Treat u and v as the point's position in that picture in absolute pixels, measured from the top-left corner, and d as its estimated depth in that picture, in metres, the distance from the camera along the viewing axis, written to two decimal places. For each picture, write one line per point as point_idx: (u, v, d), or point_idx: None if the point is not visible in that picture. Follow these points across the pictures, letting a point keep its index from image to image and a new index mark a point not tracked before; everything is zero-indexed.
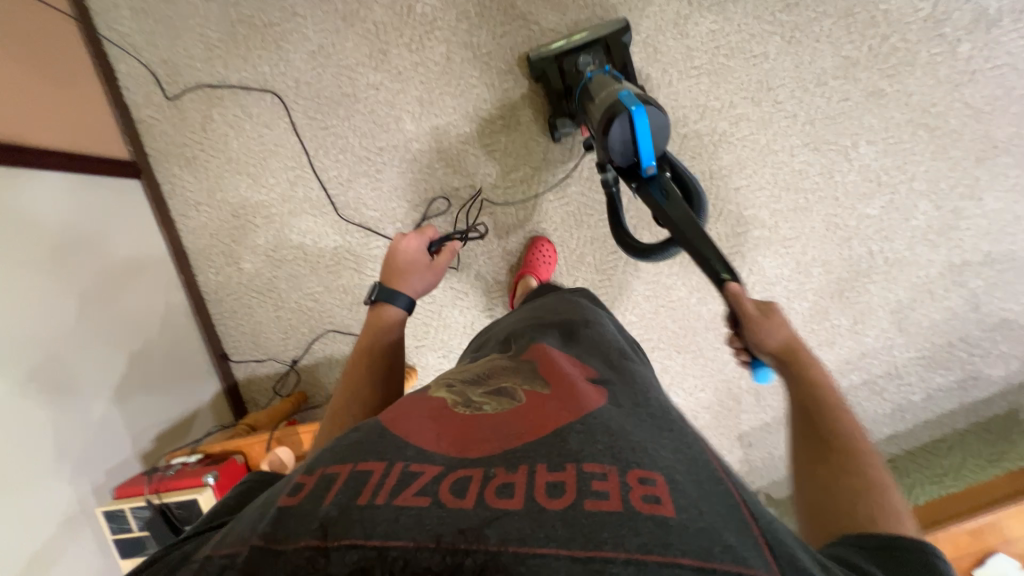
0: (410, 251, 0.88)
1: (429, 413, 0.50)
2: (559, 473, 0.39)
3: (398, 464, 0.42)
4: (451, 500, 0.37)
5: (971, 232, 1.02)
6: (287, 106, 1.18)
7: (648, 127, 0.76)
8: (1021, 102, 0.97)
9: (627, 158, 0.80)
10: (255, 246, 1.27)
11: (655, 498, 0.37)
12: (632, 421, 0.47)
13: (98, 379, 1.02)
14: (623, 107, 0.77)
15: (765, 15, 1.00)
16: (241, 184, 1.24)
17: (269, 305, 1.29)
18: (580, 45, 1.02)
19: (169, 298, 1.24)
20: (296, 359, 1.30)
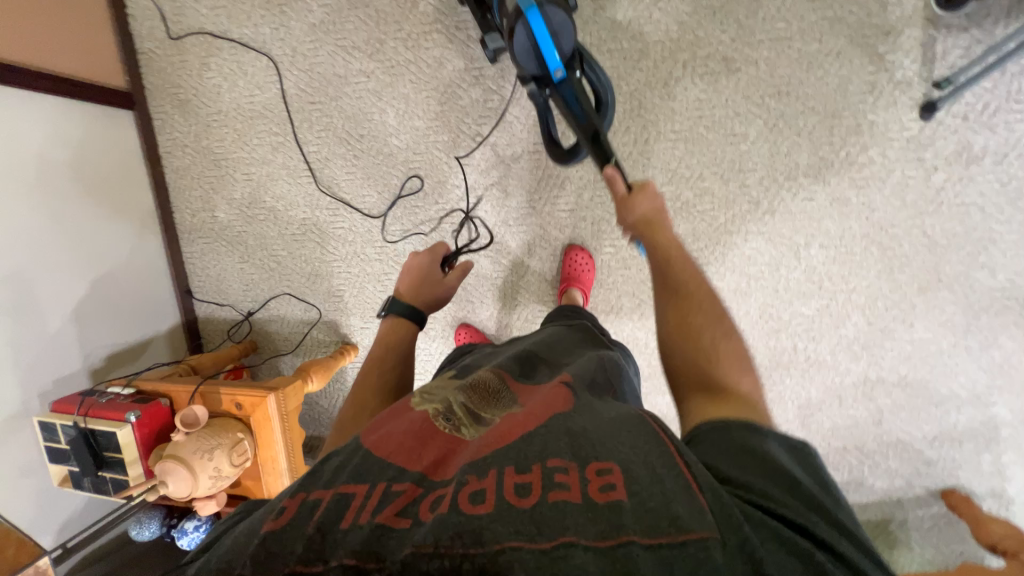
0: (423, 266, 0.94)
1: (407, 425, 0.52)
2: (527, 475, 0.43)
3: (380, 484, 0.45)
4: (429, 514, 0.41)
5: (894, 353, 1.05)
6: (281, 73, 1.20)
7: (545, 31, 0.78)
8: (978, 243, 0.97)
9: (532, 66, 0.84)
10: (231, 198, 1.32)
11: (610, 485, 0.42)
12: (594, 420, 0.52)
13: (56, 292, 1.11)
14: (522, 11, 0.77)
15: (753, 96, 0.99)
16: (226, 137, 1.28)
17: (236, 256, 1.36)
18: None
19: (144, 230, 1.32)
20: (252, 312, 1.39)
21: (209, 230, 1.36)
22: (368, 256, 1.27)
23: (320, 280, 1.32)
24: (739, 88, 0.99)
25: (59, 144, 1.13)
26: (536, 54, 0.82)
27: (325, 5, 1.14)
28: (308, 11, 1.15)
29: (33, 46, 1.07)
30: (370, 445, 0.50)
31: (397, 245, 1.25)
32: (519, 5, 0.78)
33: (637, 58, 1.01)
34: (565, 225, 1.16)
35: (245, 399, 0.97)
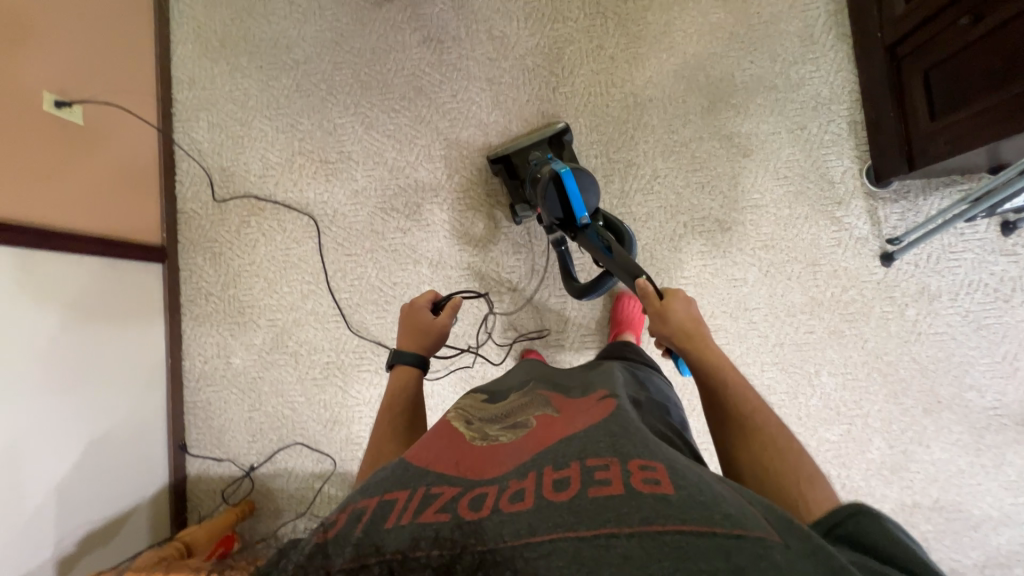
0: (413, 318, 0.92)
1: (446, 443, 0.56)
2: (565, 470, 0.46)
3: (420, 489, 0.47)
4: (468, 514, 0.42)
5: (920, 475, 1.10)
6: (320, 230, 1.31)
7: (572, 186, 0.97)
8: (960, 367, 1.10)
9: (562, 215, 1.01)
10: (251, 344, 1.30)
11: (655, 481, 0.43)
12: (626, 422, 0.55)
13: (40, 467, 0.99)
14: (556, 174, 0.99)
15: (746, 248, 1.17)
16: (256, 286, 1.32)
17: (246, 404, 1.29)
18: (530, 141, 1.18)
19: (150, 384, 1.25)
20: (255, 466, 1.27)
21: (220, 377, 1.31)
22: None
23: (338, 426, 1.26)
24: (732, 242, 1.17)
25: (86, 305, 1.14)
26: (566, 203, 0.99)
27: (369, 176, 1.30)
28: (352, 180, 1.30)
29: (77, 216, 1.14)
30: (412, 458, 0.54)
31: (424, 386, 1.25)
32: (556, 172, 1.00)
33: (645, 220, 1.20)
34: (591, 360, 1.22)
35: None
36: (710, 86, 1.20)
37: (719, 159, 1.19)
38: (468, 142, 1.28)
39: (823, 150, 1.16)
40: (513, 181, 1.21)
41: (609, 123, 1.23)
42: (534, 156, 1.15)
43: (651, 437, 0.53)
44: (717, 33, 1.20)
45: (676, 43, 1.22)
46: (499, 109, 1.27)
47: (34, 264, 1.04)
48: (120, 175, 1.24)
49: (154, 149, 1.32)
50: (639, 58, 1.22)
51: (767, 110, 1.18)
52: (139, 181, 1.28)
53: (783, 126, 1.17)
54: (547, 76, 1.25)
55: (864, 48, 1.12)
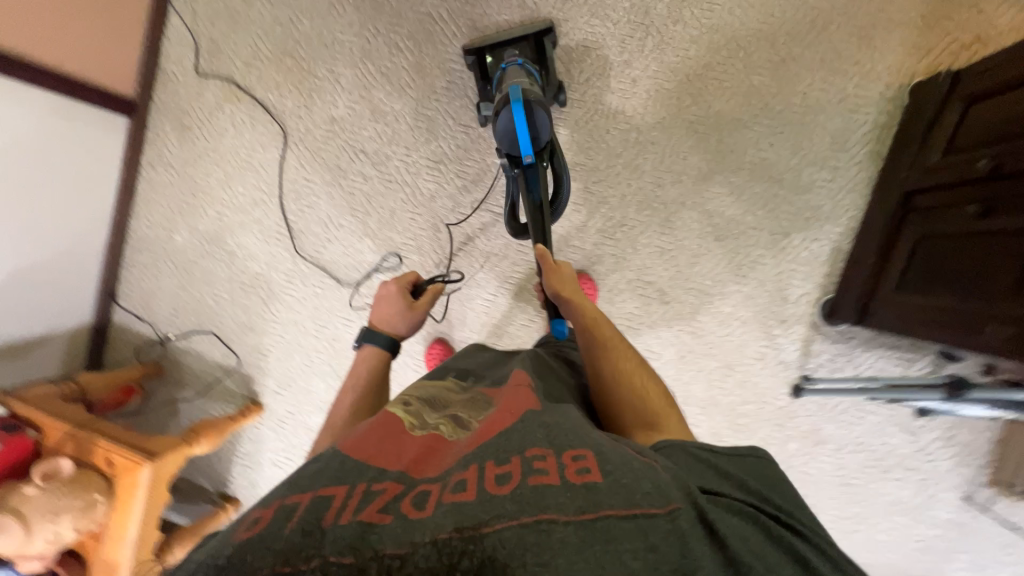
0: (387, 299, 0.93)
1: (381, 434, 0.49)
2: (506, 465, 0.42)
3: (359, 485, 0.40)
4: (411, 511, 0.37)
5: None
6: (287, 144, 1.27)
7: (524, 117, 0.88)
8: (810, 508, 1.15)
9: (506, 141, 0.92)
10: (195, 227, 1.33)
11: (586, 468, 0.41)
12: (562, 414, 0.52)
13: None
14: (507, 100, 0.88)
15: (673, 327, 1.16)
16: (213, 174, 1.31)
17: (176, 281, 1.35)
18: (512, 38, 1.08)
19: (90, 230, 1.29)
20: (170, 338, 1.36)
21: (159, 247, 1.35)
22: (306, 330, 1.31)
23: (251, 333, 1.33)
24: (663, 316, 1.16)
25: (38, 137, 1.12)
26: (512, 136, 0.91)
27: (350, 107, 1.24)
28: (332, 105, 1.24)
29: (41, 44, 1.09)
30: (344, 449, 0.46)
31: (337, 330, 1.30)
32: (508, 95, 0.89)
33: (593, 261, 1.17)
34: None
35: (117, 460, 0.95)
36: (717, 153, 1.11)
37: (691, 232, 1.13)
38: (457, 112, 1.20)
39: (793, 265, 1.10)
40: (482, 82, 1.12)
41: (601, 150, 1.15)
42: (507, 56, 1.06)
43: (584, 427, 0.50)
44: (750, 98, 1.09)
45: (704, 92, 1.10)
46: None
47: None
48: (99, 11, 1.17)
49: None
50: (659, 93, 1.11)
51: (761, 202, 1.10)
52: (119, 23, 1.21)
53: (768, 224, 1.10)
54: (560, 73, 1.14)
55: (883, 179, 1.02)
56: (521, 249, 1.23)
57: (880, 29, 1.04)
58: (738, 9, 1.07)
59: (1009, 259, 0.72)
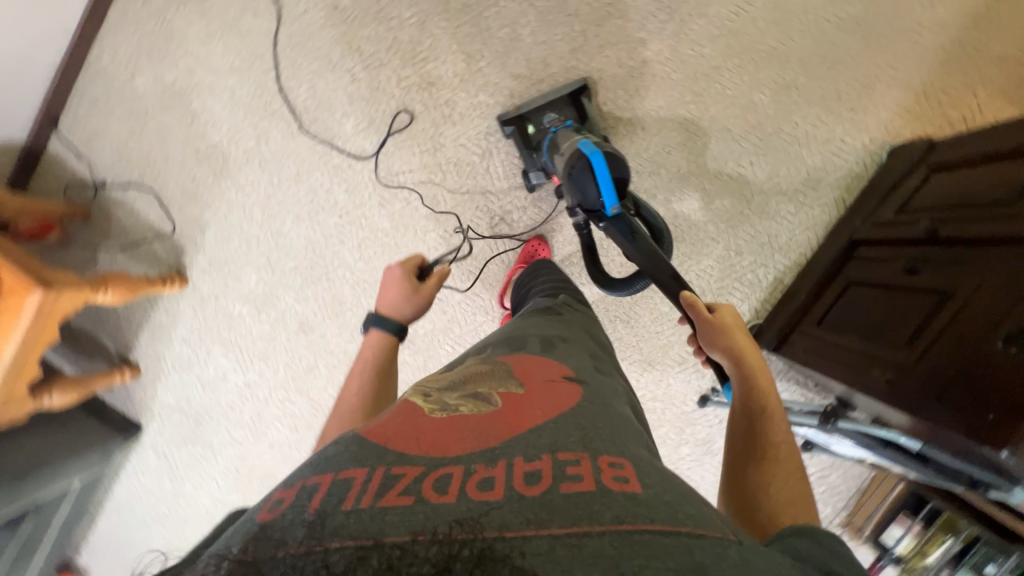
0: (393, 291, 0.87)
1: (399, 422, 0.48)
2: (536, 462, 0.43)
3: (380, 468, 0.40)
4: (434, 496, 0.37)
5: None
6: (280, 18, 1.19)
7: (602, 168, 0.82)
8: None
9: (588, 200, 0.85)
10: (160, 77, 1.24)
11: (623, 478, 0.43)
12: (598, 416, 0.54)
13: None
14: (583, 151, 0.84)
15: (608, 311, 1.18)
16: (193, 27, 1.22)
17: (127, 127, 1.26)
18: (549, 100, 1.09)
19: (43, 44, 1.18)
20: (106, 184, 1.28)
21: (115, 85, 1.26)
22: (251, 217, 1.26)
23: (193, 204, 1.27)
24: (602, 298, 1.18)
25: None
26: (593, 190, 0.84)
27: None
28: None
29: None
30: (363, 434, 0.47)
31: (282, 227, 1.25)
32: (581, 149, 0.85)
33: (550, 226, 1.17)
34: (429, 307, 1.25)
35: (4, 278, 0.90)
36: (700, 158, 1.12)
37: None
38: (462, 37, 1.15)
39: (735, 284, 1.14)
40: (523, 145, 1.12)
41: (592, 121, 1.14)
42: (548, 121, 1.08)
43: (621, 434, 0.52)
44: (745, 114, 1.10)
45: (706, 94, 1.11)
46: (512, 29, 1.13)
47: None
48: None
49: None
50: (664, 82, 1.11)
51: (725, 217, 1.13)
52: None
53: (725, 240, 1.14)
54: (575, 31, 1.12)
55: (837, 226, 1.07)
56: (489, 198, 1.20)
57: (882, 85, 1.06)
58: (760, 23, 1.08)
59: (917, 317, 0.76)
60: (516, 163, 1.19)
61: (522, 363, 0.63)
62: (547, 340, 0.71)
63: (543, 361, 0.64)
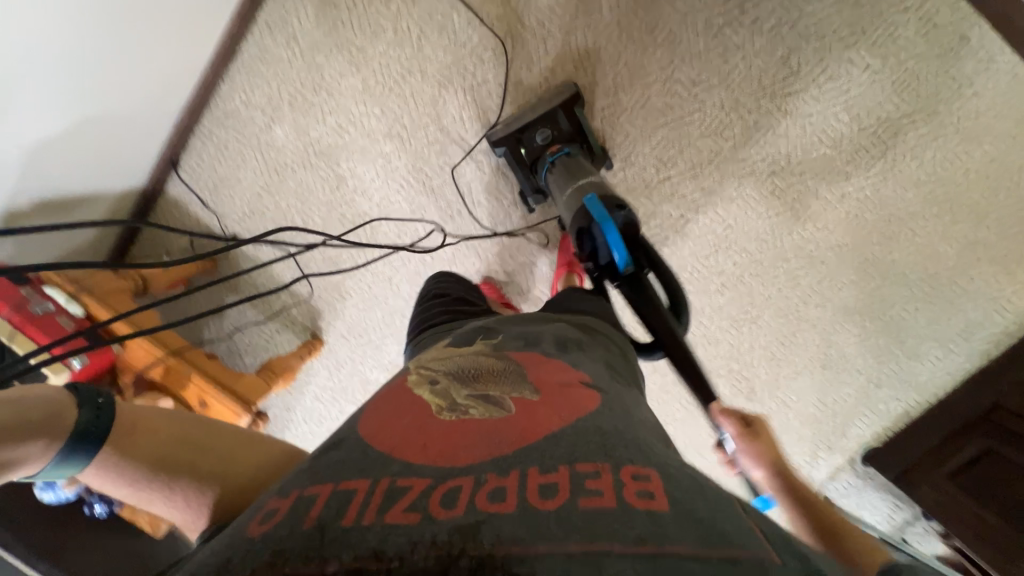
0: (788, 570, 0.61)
1: (405, 421, 0.52)
2: (551, 476, 0.41)
3: (382, 482, 0.42)
4: (441, 512, 0.37)
5: None
6: (457, 86, 1.05)
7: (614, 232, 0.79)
8: None
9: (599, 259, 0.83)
10: (305, 131, 1.10)
11: (648, 494, 0.40)
12: (619, 421, 0.53)
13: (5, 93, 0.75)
14: (589, 216, 0.83)
15: (744, 420, 1.24)
16: (345, 77, 1.06)
17: (261, 180, 1.14)
18: (539, 115, 1.01)
19: (175, 79, 1.03)
20: (238, 239, 1.19)
21: (250, 131, 1.11)
22: (399, 289, 1.20)
23: (334, 270, 1.20)
24: (740, 411, 1.23)
25: None
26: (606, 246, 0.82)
27: (545, 79, 1.04)
28: (526, 67, 1.04)
29: None
30: (366, 437, 0.50)
31: None
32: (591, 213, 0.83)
33: (710, 343, 1.19)
34: None
35: (209, 402, 0.96)
36: (867, 294, 1.12)
37: (804, 352, 1.17)
38: (658, 142, 1.05)
39: (862, 408, 1.20)
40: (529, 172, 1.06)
41: (771, 246, 1.10)
42: (542, 138, 1.02)
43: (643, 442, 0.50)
44: (927, 261, 1.08)
45: (895, 238, 1.08)
46: (713, 142, 1.04)
47: None
48: None
49: None
50: (856, 221, 1.07)
51: (875, 353, 1.16)
52: None
53: (865, 370, 1.18)
54: (780, 153, 1.04)
55: (980, 381, 1.11)
56: None
57: None
58: (972, 174, 1.02)
59: None
60: (688, 276, 1.13)
61: (537, 366, 0.63)
62: (563, 338, 0.71)
63: (563, 365, 0.64)
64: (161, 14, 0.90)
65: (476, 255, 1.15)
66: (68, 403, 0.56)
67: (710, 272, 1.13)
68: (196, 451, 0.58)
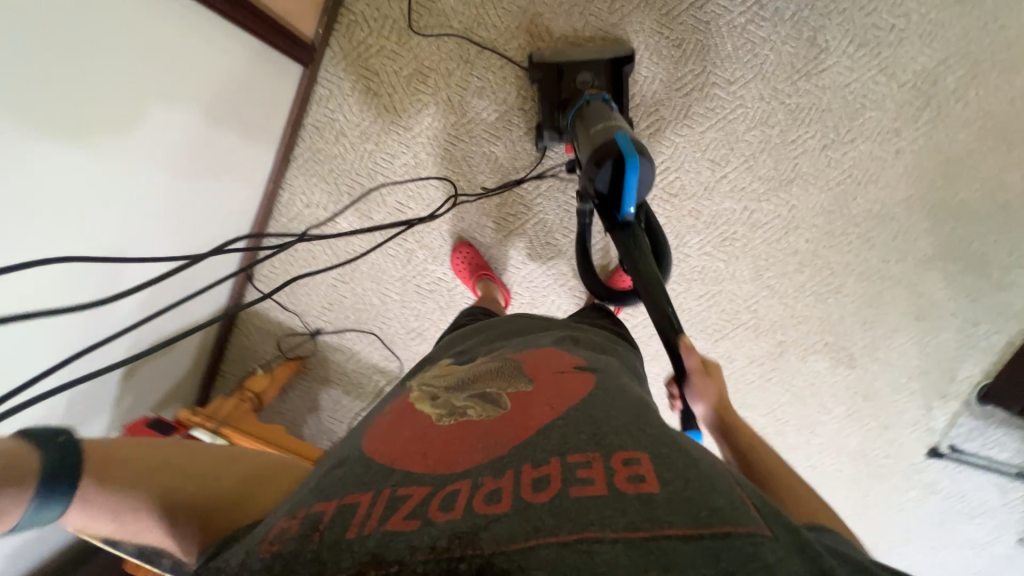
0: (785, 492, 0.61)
1: (419, 430, 0.54)
2: (545, 467, 0.44)
3: (383, 491, 0.44)
4: (440, 514, 0.39)
5: None
6: (506, 140, 1.08)
7: (631, 177, 0.74)
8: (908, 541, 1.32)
9: (606, 197, 0.78)
10: (368, 217, 1.13)
11: (639, 477, 0.42)
12: (614, 404, 0.55)
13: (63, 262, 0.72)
14: (612, 153, 0.74)
15: (851, 389, 1.22)
16: (396, 157, 1.10)
17: (335, 271, 1.17)
18: (591, 59, 0.98)
19: (246, 198, 1.07)
20: (321, 331, 1.21)
21: (316, 230, 1.15)
22: None
23: (418, 340, 1.21)
24: (844, 380, 1.22)
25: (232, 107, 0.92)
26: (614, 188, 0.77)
27: None
28: None
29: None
30: (371, 453, 0.51)
31: None
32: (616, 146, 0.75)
33: (799, 322, 1.19)
34: None
35: None
36: (945, 238, 1.12)
37: (895, 309, 1.16)
38: (707, 145, 1.08)
39: (968, 347, 1.16)
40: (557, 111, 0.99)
41: (837, 215, 1.12)
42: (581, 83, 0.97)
43: (634, 424, 0.51)
44: (997, 193, 1.08)
45: (957, 179, 1.08)
46: (760, 132, 1.07)
47: (193, 52, 0.81)
48: None
49: None
50: (915, 172, 1.09)
51: (967, 292, 1.13)
52: None
53: (962, 312, 1.14)
54: (827, 127, 1.07)
55: None
56: (734, 298, 1.18)
57: None
58: (1021, 101, 1.03)
59: None
60: (764, 264, 1.15)
61: (529, 365, 0.66)
62: (562, 339, 0.74)
63: (557, 359, 0.67)
64: (214, 147, 0.92)
65: (551, 291, 1.17)
66: (18, 449, 0.48)
67: (785, 254, 1.14)
68: (204, 483, 0.57)
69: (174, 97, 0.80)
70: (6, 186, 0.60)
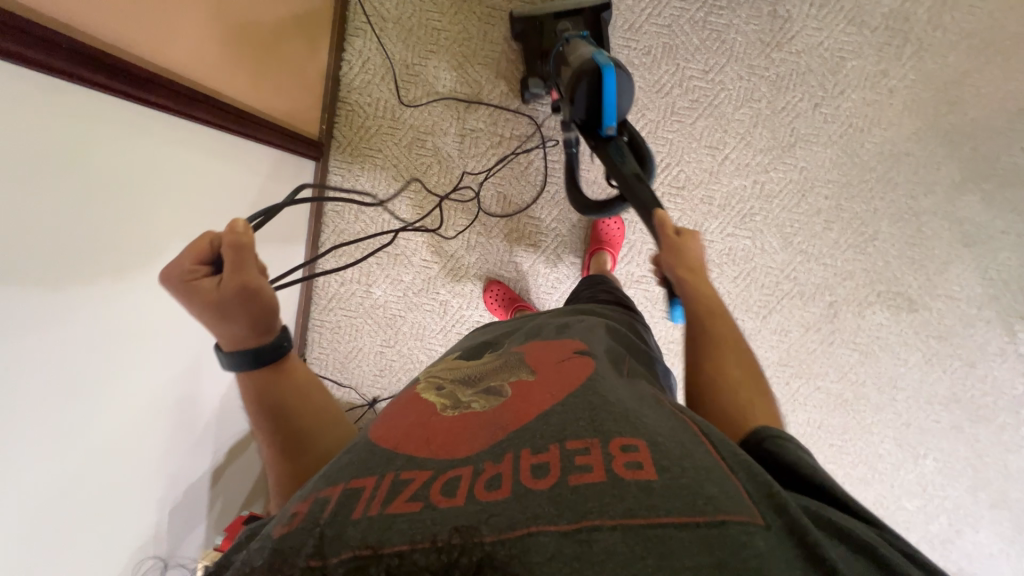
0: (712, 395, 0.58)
1: (416, 419, 0.50)
2: (543, 455, 0.41)
3: (389, 473, 0.42)
4: (442, 500, 0.38)
5: (969, 562, 1.22)
6: (509, 177, 1.15)
7: (612, 85, 0.76)
8: None
9: (587, 112, 0.81)
10: (399, 279, 1.20)
11: (637, 464, 0.39)
12: (620, 390, 0.52)
13: (146, 377, 0.79)
14: (593, 63, 0.76)
15: (922, 332, 1.16)
16: (413, 218, 1.18)
17: (380, 337, 1.22)
18: (572, 9, 1.01)
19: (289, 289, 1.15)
20: (377, 400, 1.24)
21: (354, 302, 1.22)
22: None
23: None
24: (911, 324, 1.16)
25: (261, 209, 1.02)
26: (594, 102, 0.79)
27: None
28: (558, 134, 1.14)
29: (274, 102, 1.03)
30: (375, 437, 0.48)
31: None
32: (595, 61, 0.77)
33: (843, 278, 1.16)
34: None
35: None
36: (969, 158, 1.09)
37: (940, 240, 1.12)
38: (701, 133, 1.12)
39: None
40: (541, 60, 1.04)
41: (850, 164, 1.11)
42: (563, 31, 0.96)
43: (633, 407, 0.48)
44: (1008, 102, 1.06)
45: (961, 99, 1.07)
46: (749, 108, 1.10)
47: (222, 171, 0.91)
48: (293, 57, 1.05)
49: (327, 42, 1.14)
50: (915, 104, 1.08)
51: (1013, 206, 1.09)
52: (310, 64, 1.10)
53: (1015, 227, 1.10)
54: (813, 86, 1.09)
55: None
56: (770, 270, 1.16)
57: None
58: (996, 13, 1.05)
59: None
60: (791, 230, 1.14)
61: (537, 352, 0.62)
62: (562, 324, 0.71)
63: (562, 343, 0.63)
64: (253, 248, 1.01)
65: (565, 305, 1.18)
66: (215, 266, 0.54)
67: (809, 215, 1.13)
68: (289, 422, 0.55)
69: (210, 212, 0.89)
70: (88, 324, 0.68)
